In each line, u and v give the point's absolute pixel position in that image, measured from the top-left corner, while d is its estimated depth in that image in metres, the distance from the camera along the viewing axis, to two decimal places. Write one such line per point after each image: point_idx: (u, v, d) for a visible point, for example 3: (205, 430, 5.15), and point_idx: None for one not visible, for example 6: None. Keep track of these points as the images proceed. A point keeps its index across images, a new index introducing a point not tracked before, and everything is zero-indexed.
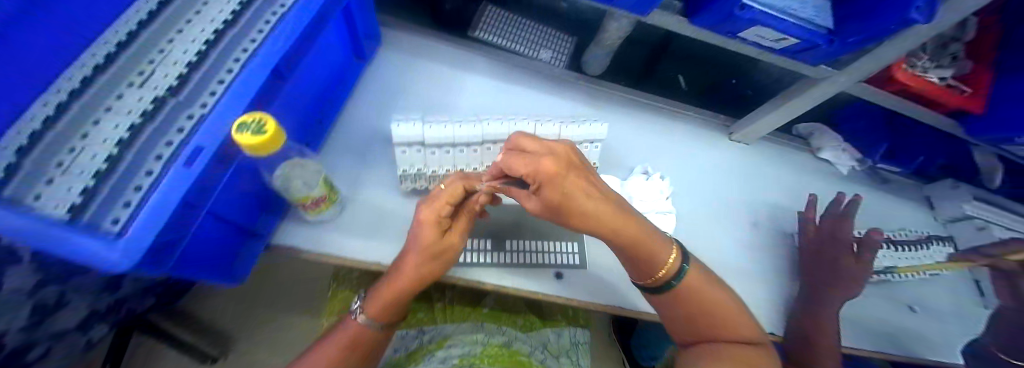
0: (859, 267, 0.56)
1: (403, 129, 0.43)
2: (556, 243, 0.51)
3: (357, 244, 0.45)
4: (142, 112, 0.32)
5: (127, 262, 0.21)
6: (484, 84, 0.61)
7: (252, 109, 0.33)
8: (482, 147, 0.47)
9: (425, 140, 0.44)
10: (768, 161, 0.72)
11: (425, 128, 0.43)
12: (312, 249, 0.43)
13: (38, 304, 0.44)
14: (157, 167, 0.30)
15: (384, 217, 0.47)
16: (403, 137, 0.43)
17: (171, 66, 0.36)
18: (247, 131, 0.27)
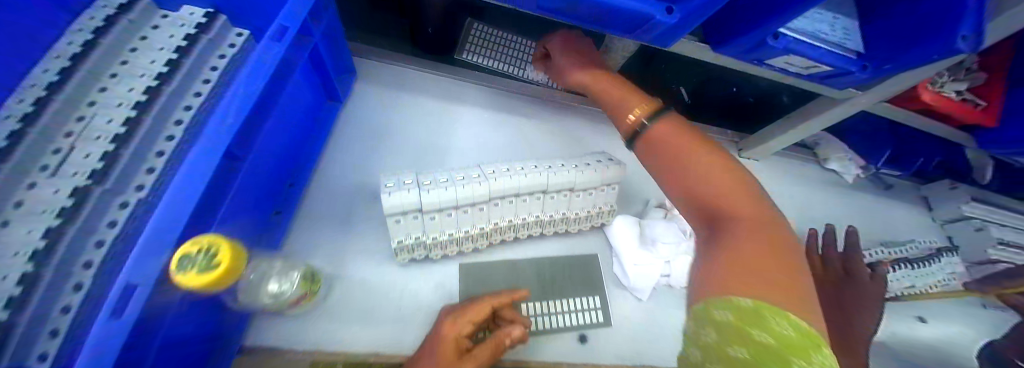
0: (876, 291, 0.52)
1: (395, 197, 0.34)
2: (570, 300, 0.44)
3: (349, 334, 0.37)
4: (58, 211, 0.24)
5: None
6: (479, 116, 0.54)
7: (193, 213, 0.25)
8: (489, 204, 0.39)
9: (423, 206, 0.36)
10: (777, 175, 0.69)
11: (422, 192, 0.35)
12: (294, 348, 0.35)
13: None
14: (69, 308, 0.22)
15: (376, 294, 0.39)
16: (394, 206, 0.35)
17: (96, 140, 0.28)
18: (191, 269, 0.20)
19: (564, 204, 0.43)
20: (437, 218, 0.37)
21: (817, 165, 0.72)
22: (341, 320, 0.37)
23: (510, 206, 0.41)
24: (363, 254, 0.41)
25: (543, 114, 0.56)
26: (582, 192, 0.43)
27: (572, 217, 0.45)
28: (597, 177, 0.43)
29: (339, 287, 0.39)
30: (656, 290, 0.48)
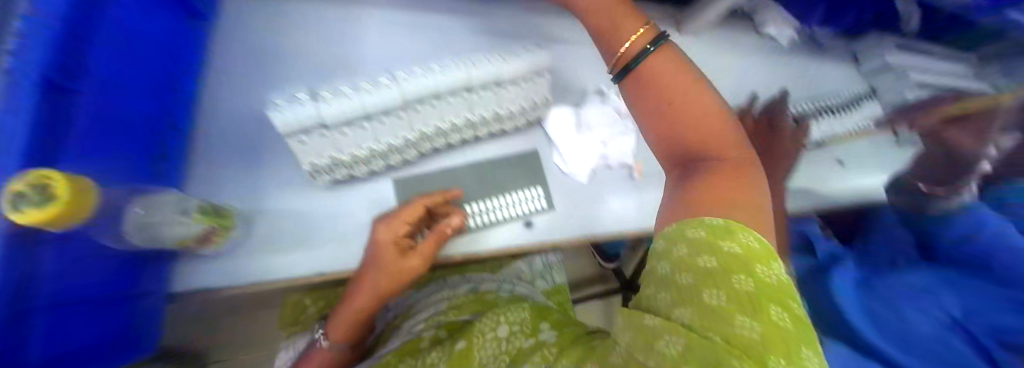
0: (796, 141, 0.56)
1: (288, 116, 0.30)
2: (512, 192, 0.45)
3: (284, 260, 0.37)
4: None
5: None
6: (389, 18, 0.47)
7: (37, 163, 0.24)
8: (406, 112, 0.36)
9: (326, 122, 0.32)
10: (715, 47, 0.68)
11: (320, 106, 0.31)
12: (226, 282, 0.35)
13: None
14: None
15: (308, 218, 0.38)
16: (292, 125, 0.31)
17: None
18: (32, 208, 0.19)
19: (495, 101, 0.40)
20: (349, 133, 0.34)
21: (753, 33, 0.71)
22: (277, 248, 0.37)
23: (432, 112, 0.38)
24: (286, 186, 0.39)
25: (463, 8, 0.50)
26: (509, 85, 0.40)
27: (503, 115, 0.43)
28: (520, 67, 0.39)
29: (262, 219, 0.38)
30: (597, 172, 0.50)
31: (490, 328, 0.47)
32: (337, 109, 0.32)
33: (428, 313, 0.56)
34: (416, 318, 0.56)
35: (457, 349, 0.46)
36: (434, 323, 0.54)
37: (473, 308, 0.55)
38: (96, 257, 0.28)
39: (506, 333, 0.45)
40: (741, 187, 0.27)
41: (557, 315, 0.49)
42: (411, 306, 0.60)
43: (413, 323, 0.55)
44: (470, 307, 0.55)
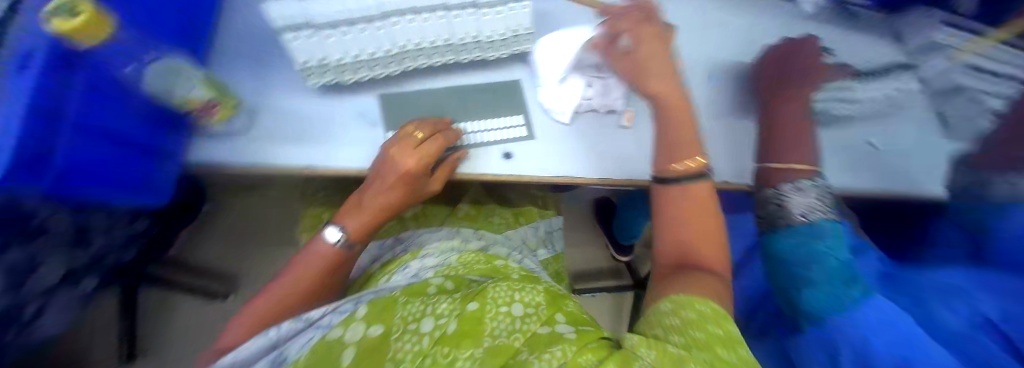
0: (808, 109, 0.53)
1: (283, 8, 0.36)
2: (495, 120, 0.48)
3: (285, 151, 0.42)
4: None
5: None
6: None
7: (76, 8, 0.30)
8: (387, 23, 0.39)
9: (314, 21, 0.37)
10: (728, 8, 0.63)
11: (307, 4, 0.36)
12: (235, 163, 0.41)
13: None
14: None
15: (307, 120, 0.44)
16: (288, 19, 0.37)
17: None
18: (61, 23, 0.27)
19: (474, 25, 0.43)
20: (335, 36, 0.39)
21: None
22: (274, 141, 0.42)
23: (412, 24, 0.40)
24: (288, 89, 0.45)
25: None
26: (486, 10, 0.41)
27: (484, 41, 0.45)
28: None
29: (266, 116, 0.43)
30: (580, 114, 0.50)
31: (505, 302, 0.37)
32: (320, 6, 0.37)
33: (433, 262, 0.51)
34: (424, 262, 0.51)
35: (468, 310, 0.36)
36: (443, 273, 0.47)
37: (483, 271, 0.48)
38: (129, 108, 0.36)
39: (524, 313, 0.36)
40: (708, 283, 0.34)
41: (572, 308, 0.41)
42: (420, 246, 0.57)
43: (417, 267, 0.49)
44: (478, 269, 0.48)
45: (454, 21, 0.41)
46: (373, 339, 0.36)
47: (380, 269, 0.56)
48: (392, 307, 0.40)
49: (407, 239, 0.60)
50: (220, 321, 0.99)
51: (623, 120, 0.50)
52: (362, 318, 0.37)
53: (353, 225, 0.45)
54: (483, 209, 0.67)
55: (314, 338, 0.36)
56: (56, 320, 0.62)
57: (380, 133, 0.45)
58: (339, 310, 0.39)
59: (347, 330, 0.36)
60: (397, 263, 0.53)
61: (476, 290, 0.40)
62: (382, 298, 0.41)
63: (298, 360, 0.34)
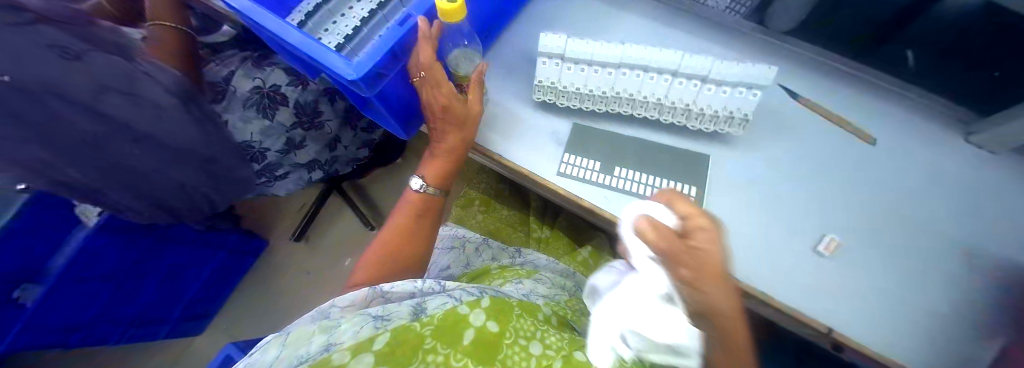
0: None
1: (549, 40, 0.48)
2: (669, 181, 0.47)
3: (490, 138, 0.52)
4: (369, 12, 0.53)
5: (355, 74, 0.35)
6: (640, 22, 0.62)
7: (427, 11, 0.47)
8: (618, 71, 0.47)
9: (565, 53, 0.48)
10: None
11: (568, 41, 0.48)
12: None
13: (289, 138, 0.78)
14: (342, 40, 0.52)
15: (516, 123, 0.52)
16: (547, 48, 0.48)
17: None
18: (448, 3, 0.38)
19: (692, 95, 0.45)
20: (572, 69, 0.47)
21: None
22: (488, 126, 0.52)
23: (639, 79, 0.46)
24: (511, 93, 0.55)
25: (704, 44, 0.60)
26: (713, 85, 0.44)
27: (695, 111, 0.46)
28: (736, 74, 0.43)
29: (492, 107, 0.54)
30: (761, 215, 0.46)
31: None
32: (574, 46, 0.47)
33: (543, 292, 0.49)
34: (535, 286, 0.50)
35: (577, 358, 0.31)
36: (551, 306, 0.44)
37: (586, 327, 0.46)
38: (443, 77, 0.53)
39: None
40: None
41: None
42: (534, 267, 0.60)
43: (528, 288, 0.48)
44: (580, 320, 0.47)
45: (675, 86, 0.45)
46: (491, 337, 0.30)
47: (496, 269, 0.57)
48: (510, 313, 0.34)
49: (522, 256, 0.64)
50: (357, 244, 1.24)
51: (822, 246, 0.44)
52: (484, 308, 0.32)
53: (429, 174, 0.52)
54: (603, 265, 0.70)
55: (448, 304, 0.32)
56: (286, 185, 0.90)
57: (560, 152, 0.50)
58: (468, 292, 0.36)
59: (473, 313, 0.31)
60: (512, 273, 0.55)
61: (583, 342, 0.35)
62: (499, 298, 0.35)
63: (435, 316, 0.29)
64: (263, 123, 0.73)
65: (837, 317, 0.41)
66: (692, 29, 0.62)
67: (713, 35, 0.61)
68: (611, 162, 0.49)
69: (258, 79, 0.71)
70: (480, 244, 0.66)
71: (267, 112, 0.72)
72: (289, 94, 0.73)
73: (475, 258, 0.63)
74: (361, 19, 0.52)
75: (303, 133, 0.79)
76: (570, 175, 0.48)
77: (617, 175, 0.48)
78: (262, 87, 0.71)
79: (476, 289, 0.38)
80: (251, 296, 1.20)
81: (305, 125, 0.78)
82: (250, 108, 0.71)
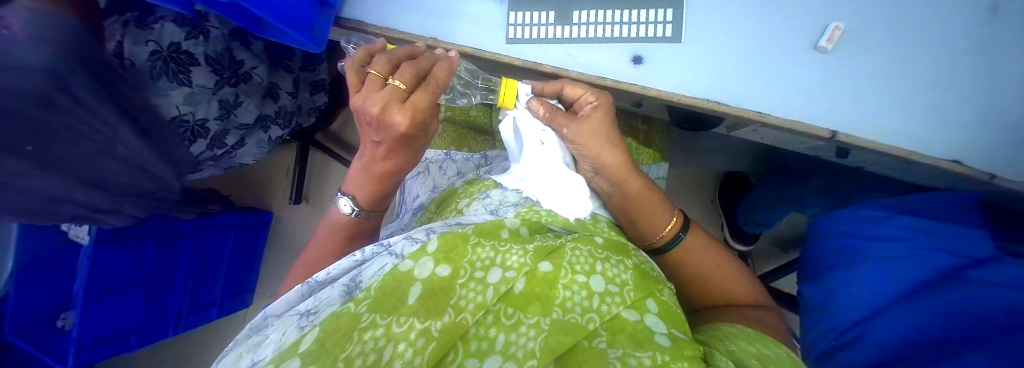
0: None
1: None
2: (640, 11, 0.39)
3: (416, 20, 0.45)
4: None
5: None
6: None
7: None
8: None
9: None
10: None
11: None
12: (377, 23, 0.46)
13: (222, 101, 0.69)
14: None
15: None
16: None
17: None
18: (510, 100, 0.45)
19: None
20: None
21: None
22: (417, 11, 0.45)
23: None
24: None
25: None
26: None
27: None
28: None
29: None
30: (755, 21, 0.38)
31: (584, 271, 0.36)
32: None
33: (514, 199, 0.48)
34: (506, 196, 0.49)
35: (541, 270, 0.36)
36: (521, 216, 0.43)
37: (565, 220, 0.42)
38: None
39: (604, 290, 0.36)
40: (643, 198, 0.48)
41: (666, 297, 0.39)
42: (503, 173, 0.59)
43: (498, 199, 0.49)
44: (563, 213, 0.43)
45: None
46: (441, 280, 0.34)
47: (463, 187, 0.59)
48: (463, 246, 0.37)
49: (490, 162, 0.64)
50: None
51: (826, 40, 0.36)
52: (432, 253, 0.35)
53: (357, 198, 0.53)
54: None
55: (388, 267, 0.35)
56: (250, 152, 0.87)
57: (507, 13, 0.42)
58: (412, 241, 0.38)
59: (417, 265, 0.34)
60: (480, 187, 0.55)
61: (551, 245, 0.38)
62: (450, 234, 0.37)
63: (371, 289, 0.32)
64: (185, 91, 0.63)
65: (841, 116, 0.37)
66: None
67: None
68: (567, 8, 0.40)
69: (151, 41, 0.57)
70: (444, 161, 0.66)
71: (181, 77, 0.62)
72: (192, 49, 0.61)
73: (441, 177, 0.65)
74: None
75: (234, 90, 0.70)
76: (522, 40, 0.42)
77: (576, 22, 0.40)
78: (162, 50, 0.58)
79: (422, 233, 0.40)
80: (281, 263, 1.30)
81: (230, 80, 0.68)
82: (159, 78, 0.59)
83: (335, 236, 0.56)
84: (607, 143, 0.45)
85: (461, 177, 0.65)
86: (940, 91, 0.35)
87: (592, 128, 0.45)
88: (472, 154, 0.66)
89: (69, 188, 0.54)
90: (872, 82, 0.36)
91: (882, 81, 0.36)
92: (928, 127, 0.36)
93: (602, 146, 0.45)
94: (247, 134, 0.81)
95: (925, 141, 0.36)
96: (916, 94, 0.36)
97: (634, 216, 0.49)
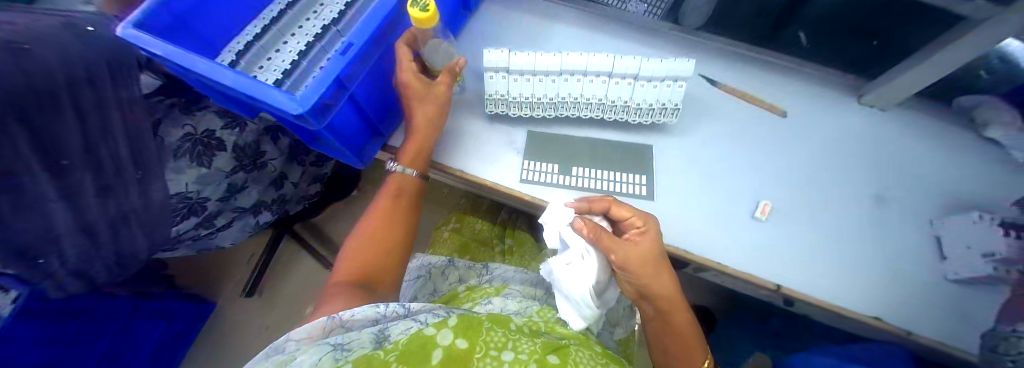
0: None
1: (492, 55, 0.49)
2: (625, 174, 0.51)
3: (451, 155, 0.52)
4: (298, 52, 0.52)
5: (300, 108, 0.33)
6: (573, 33, 0.67)
7: (377, 40, 0.44)
8: (559, 78, 0.49)
9: (510, 67, 0.50)
10: (899, 132, 0.58)
11: (510, 55, 0.49)
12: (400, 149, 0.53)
13: (231, 185, 0.71)
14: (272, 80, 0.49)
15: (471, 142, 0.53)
16: (491, 63, 0.50)
17: (303, 36, 0.54)
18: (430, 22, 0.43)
19: (628, 92, 0.49)
20: (517, 80, 0.50)
21: (971, 133, 0.58)
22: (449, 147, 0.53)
23: (586, 85, 0.49)
24: (465, 110, 0.56)
25: (632, 45, 0.66)
26: (645, 82, 0.48)
27: (633, 107, 0.49)
28: (661, 69, 0.47)
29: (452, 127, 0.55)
30: (706, 192, 0.51)
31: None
32: (520, 61, 0.49)
33: (514, 307, 0.56)
34: (507, 302, 0.57)
35: (550, 360, 0.42)
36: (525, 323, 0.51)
37: (561, 332, 0.51)
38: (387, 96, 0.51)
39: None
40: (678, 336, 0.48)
41: None
42: (503, 282, 0.64)
43: (500, 305, 0.56)
44: (557, 331, 0.52)
45: (612, 86, 0.48)
46: (459, 351, 0.39)
47: (464, 292, 0.62)
48: (478, 328, 0.43)
49: (490, 273, 0.67)
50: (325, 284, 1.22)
51: (759, 212, 0.49)
52: (451, 326, 0.42)
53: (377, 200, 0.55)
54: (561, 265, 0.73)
55: (413, 328, 0.41)
56: (232, 236, 0.83)
57: (520, 159, 0.52)
58: (435, 314, 0.45)
59: (440, 333, 0.40)
60: (482, 293, 0.60)
61: (557, 345, 0.46)
62: (468, 316, 0.44)
63: (398, 342, 0.39)
64: (198, 172, 0.65)
65: (784, 273, 0.47)
66: (620, 34, 0.68)
67: (639, 40, 0.67)
68: (568, 164, 0.52)
69: (188, 125, 0.65)
70: (447, 267, 0.69)
71: (202, 159, 0.66)
72: (226, 138, 0.68)
73: (443, 282, 0.67)
74: (297, 52, 0.52)
75: (245, 176, 0.73)
76: (534, 180, 0.50)
77: (575, 174, 0.51)
78: (195, 132, 0.65)
79: (443, 310, 0.46)
80: (223, 359, 1.14)
81: (247, 167, 0.72)
82: (182, 157, 0.63)
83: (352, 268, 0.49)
84: (659, 276, 0.44)
85: (461, 283, 0.67)
86: (841, 262, 0.48)
87: (646, 265, 0.43)
88: (472, 262, 0.70)
89: (50, 267, 0.52)
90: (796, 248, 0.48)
91: (802, 249, 0.48)
92: (848, 289, 0.46)
93: (657, 281, 0.44)
94: (239, 218, 0.80)
95: (852, 298, 0.46)
96: (827, 262, 0.48)
97: (664, 344, 0.49)
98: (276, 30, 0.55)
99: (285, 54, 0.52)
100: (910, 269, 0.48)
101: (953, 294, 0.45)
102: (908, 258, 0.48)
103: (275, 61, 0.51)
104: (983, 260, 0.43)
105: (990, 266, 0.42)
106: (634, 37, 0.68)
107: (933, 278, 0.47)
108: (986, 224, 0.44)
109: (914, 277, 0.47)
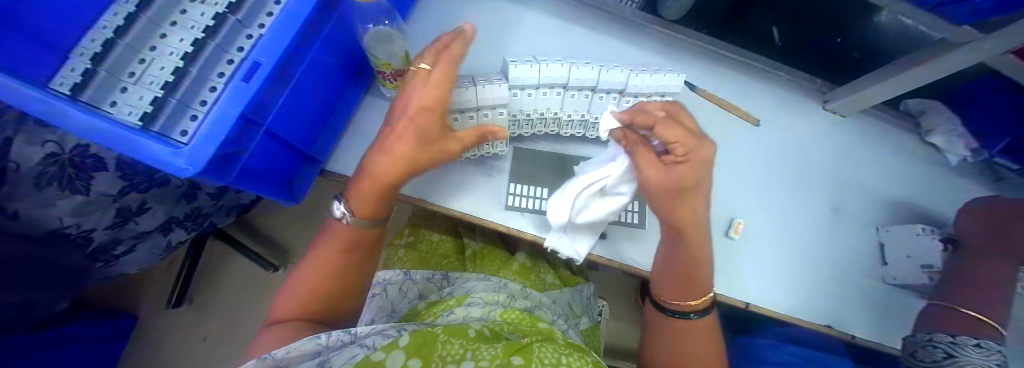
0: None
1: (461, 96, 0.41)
2: None
3: (453, 192, 0.47)
4: (182, 55, 0.37)
5: (191, 171, 0.25)
6: (544, 20, 0.57)
7: (297, 52, 0.34)
8: (537, 91, 0.44)
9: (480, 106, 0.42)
10: (852, 137, 0.60)
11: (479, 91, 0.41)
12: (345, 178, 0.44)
13: (122, 207, 0.58)
14: (148, 99, 0.34)
15: (463, 184, 0.47)
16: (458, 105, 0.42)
17: (188, 29, 0.38)
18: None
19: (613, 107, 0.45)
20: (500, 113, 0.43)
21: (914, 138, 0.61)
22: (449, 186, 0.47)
23: (569, 100, 0.44)
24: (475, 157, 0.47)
25: (610, 37, 0.58)
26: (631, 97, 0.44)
27: None
28: (650, 82, 0.43)
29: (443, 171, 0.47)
30: None
31: (552, 365, 0.38)
32: (488, 93, 0.41)
33: (478, 314, 0.52)
34: (468, 311, 0.52)
35: (515, 362, 0.36)
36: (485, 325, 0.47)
37: (525, 332, 0.49)
38: (319, 114, 0.42)
39: None
40: (697, 336, 0.43)
41: None
42: (465, 292, 0.57)
43: (461, 316, 0.51)
44: (522, 329, 0.49)
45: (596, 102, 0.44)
46: None
47: (425, 309, 0.55)
48: (432, 342, 0.38)
49: (453, 284, 0.61)
50: (275, 286, 1.10)
51: (733, 230, 0.49)
52: (403, 347, 0.36)
53: (360, 205, 0.42)
54: (534, 268, 0.67)
55: (359, 357, 0.35)
56: (139, 258, 0.70)
57: (502, 183, 0.47)
58: (384, 335, 0.38)
59: (389, 356, 0.35)
60: (442, 306, 0.54)
61: (519, 344, 0.40)
62: (420, 331, 0.39)
63: None
64: (77, 200, 0.53)
65: (748, 293, 0.48)
66: (597, 23, 0.59)
67: (620, 32, 0.59)
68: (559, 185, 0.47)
69: (49, 141, 0.50)
70: (404, 282, 0.61)
71: (76, 185, 0.52)
72: (103, 153, 0.53)
73: (400, 301, 0.59)
74: (182, 56, 0.37)
75: (143, 195, 0.59)
76: (515, 206, 0.46)
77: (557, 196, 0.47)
78: (62, 152, 0.51)
79: (394, 330, 0.39)
80: None
81: (141, 185, 0.58)
82: (46, 187, 0.50)
83: (298, 306, 0.43)
84: (698, 198, 0.37)
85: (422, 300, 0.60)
86: (798, 275, 0.50)
87: (691, 177, 0.34)
88: (432, 273, 0.64)
89: None
90: (760, 266, 0.49)
91: (762, 267, 0.49)
92: (803, 304, 0.48)
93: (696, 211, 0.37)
94: (145, 238, 0.66)
95: (804, 312, 0.48)
96: (788, 276, 0.49)
97: (689, 355, 0.42)
98: (147, 20, 0.39)
99: (165, 58, 0.37)
100: (856, 276, 0.51)
101: (888, 296, 0.50)
102: (856, 268, 0.51)
103: (151, 69, 0.36)
104: (922, 270, 0.47)
105: (926, 276, 0.46)
106: (612, 25, 0.59)
107: (874, 283, 0.51)
108: (929, 238, 0.46)
109: (859, 286, 0.50)
